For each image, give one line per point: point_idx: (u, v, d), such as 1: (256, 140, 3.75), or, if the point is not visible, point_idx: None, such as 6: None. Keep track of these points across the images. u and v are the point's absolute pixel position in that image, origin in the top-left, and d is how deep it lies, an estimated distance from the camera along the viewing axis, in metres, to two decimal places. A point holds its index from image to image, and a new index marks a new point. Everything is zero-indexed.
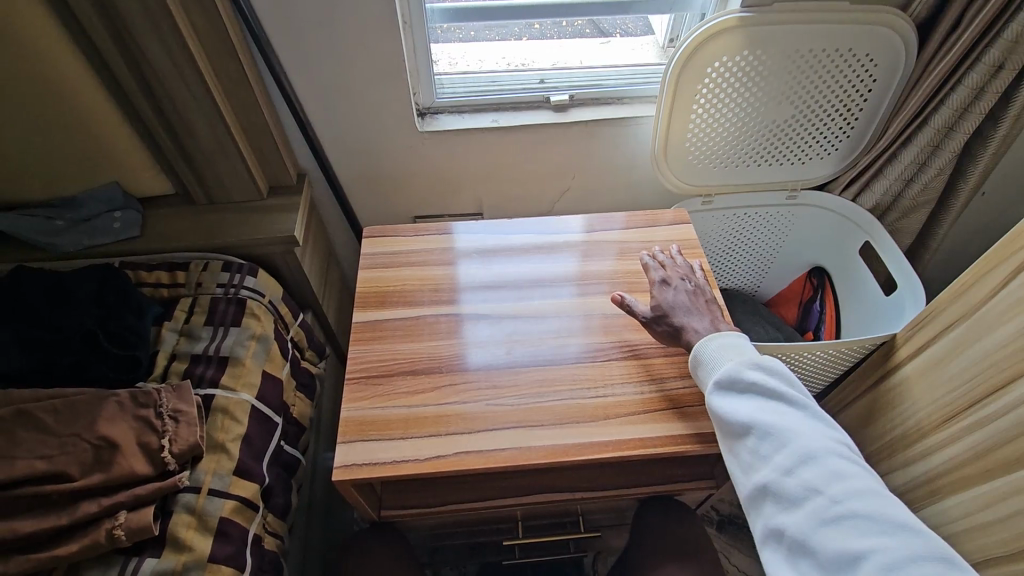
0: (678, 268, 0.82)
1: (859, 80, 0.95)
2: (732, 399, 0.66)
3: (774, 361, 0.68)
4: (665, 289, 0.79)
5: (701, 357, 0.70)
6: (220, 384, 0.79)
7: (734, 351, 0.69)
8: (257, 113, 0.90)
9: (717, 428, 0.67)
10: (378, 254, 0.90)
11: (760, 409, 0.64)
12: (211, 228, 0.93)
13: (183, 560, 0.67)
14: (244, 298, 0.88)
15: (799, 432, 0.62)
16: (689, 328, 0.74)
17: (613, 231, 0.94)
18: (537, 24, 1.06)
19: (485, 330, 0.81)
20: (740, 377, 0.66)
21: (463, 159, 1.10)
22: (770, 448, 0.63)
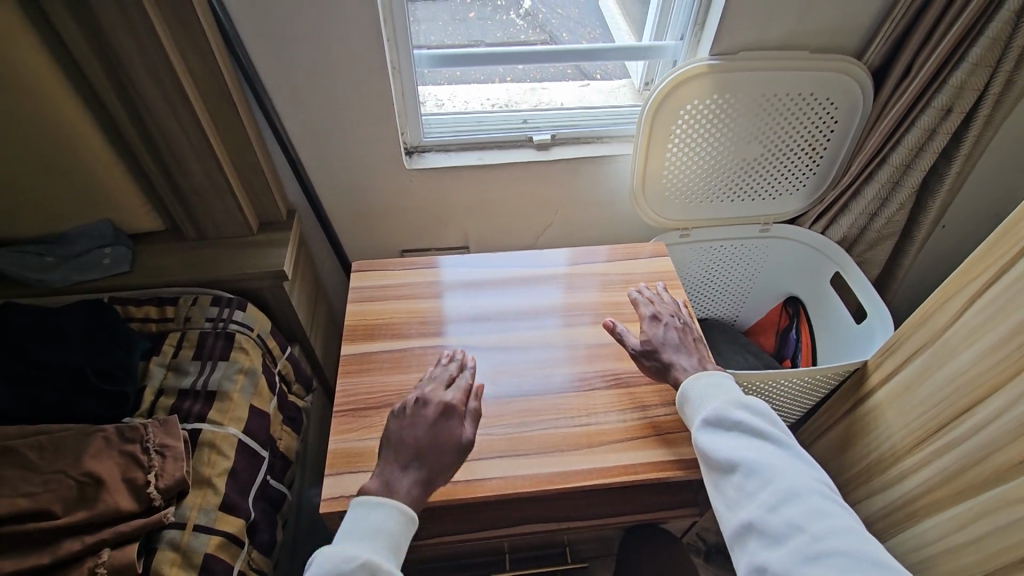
0: (667, 305, 0.85)
1: (822, 123, 1.02)
2: (720, 436, 0.68)
3: (759, 402, 0.70)
4: (655, 324, 0.82)
5: (687, 394, 0.73)
6: (208, 418, 0.79)
7: (720, 390, 0.72)
8: (249, 150, 0.93)
9: (705, 465, 0.69)
10: (367, 288, 0.92)
11: (745, 447, 0.66)
12: (202, 262, 0.96)
13: None
14: (233, 331, 0.88)
15: (782, 470, 0.64)
16: (677, 365, 0.76)
17: (596, 264, 0.98)
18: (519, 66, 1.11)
19: None
20: (724, 415, 0.69)
21: (450, 195, 1.14)
22: (755, 485, 0.64)
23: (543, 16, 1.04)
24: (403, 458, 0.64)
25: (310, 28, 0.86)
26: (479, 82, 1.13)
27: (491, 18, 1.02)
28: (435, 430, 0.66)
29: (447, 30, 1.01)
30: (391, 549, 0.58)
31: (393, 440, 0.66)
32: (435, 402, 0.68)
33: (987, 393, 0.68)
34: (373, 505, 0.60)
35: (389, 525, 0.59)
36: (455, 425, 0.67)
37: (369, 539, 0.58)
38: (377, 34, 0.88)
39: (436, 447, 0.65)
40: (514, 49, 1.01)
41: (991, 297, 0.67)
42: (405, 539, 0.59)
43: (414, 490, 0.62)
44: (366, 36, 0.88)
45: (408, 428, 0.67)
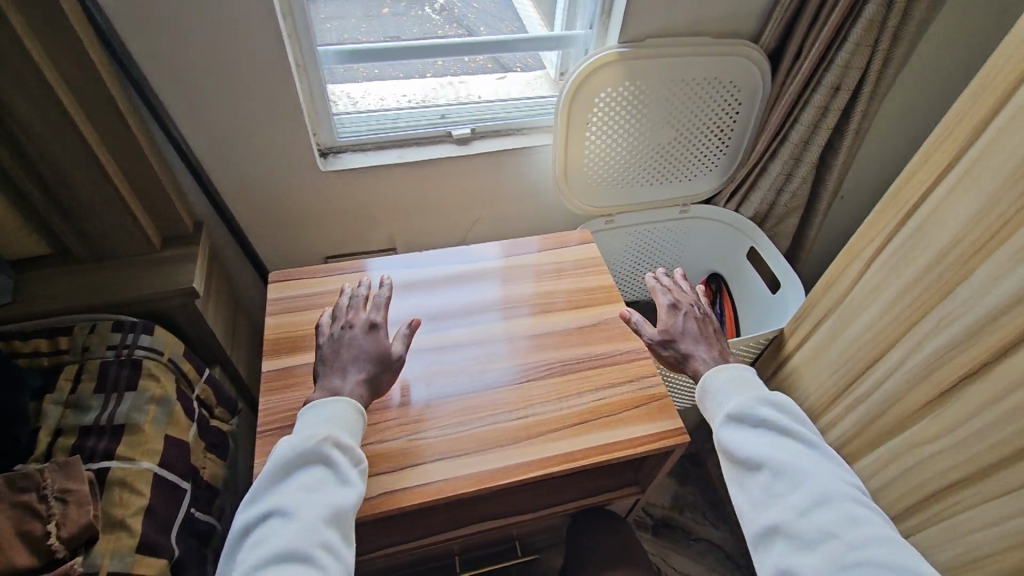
0: (686, 293, 0.83)
1: (727, 104, 1.07)
2: (745, 433, 0.65)
3: (787, 401, 0.67)
4: (674, 313, 0.79)
5: (710, 389, 0.70)
6: (117, 455, 0.72)
7: (746, 387, 0.69)
8: (145, 161, 0.86)
9: (729, 464, 0.65)
10: (286, 298, 0.88)
11: (773, 445, 0.63)
12: (100, 287, 0.87)
13: None
14: (140, 358, 0.81)
15: (813, 472, 0.60)
16: (696, 357, 0.74)
17: (531, 254, 0.98)
18: (439, 62, 1.08)
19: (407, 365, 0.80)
20: (751, 411, 0.65)
21: (372, 195, 1.11)
22: (784, 486, 0.60)
23: (459, 10, 1.01)
24: (342, 369, 0.70)
25: (200, 26, 0.80)
26: (397, 77, 1.09)
27: (406, 14, 0.98)
28: (364, 343, 0.72)
29: (361, 27, 0.97)
30: (347, 432, 0.64)
31: (328, 360, 0.71)
32: (359, 322, 0.74)
33: (888, 347, 0.73)
34: (324, 403, 0.66)
35: (342, 414, 0.65)
36: (381, 334, 0.74)
37: (326, 425, 0.64)
38: (275, 30, 0.83)
39: (370, 353, 0.72)
40: (419, 44, 0.99)
41: (884, 259, 0.73)
42: (358, 425, 0.66)
43: (360, 390, 0.69)
44: (262, 33, 0.83)
45: (339, 347, 0.72)
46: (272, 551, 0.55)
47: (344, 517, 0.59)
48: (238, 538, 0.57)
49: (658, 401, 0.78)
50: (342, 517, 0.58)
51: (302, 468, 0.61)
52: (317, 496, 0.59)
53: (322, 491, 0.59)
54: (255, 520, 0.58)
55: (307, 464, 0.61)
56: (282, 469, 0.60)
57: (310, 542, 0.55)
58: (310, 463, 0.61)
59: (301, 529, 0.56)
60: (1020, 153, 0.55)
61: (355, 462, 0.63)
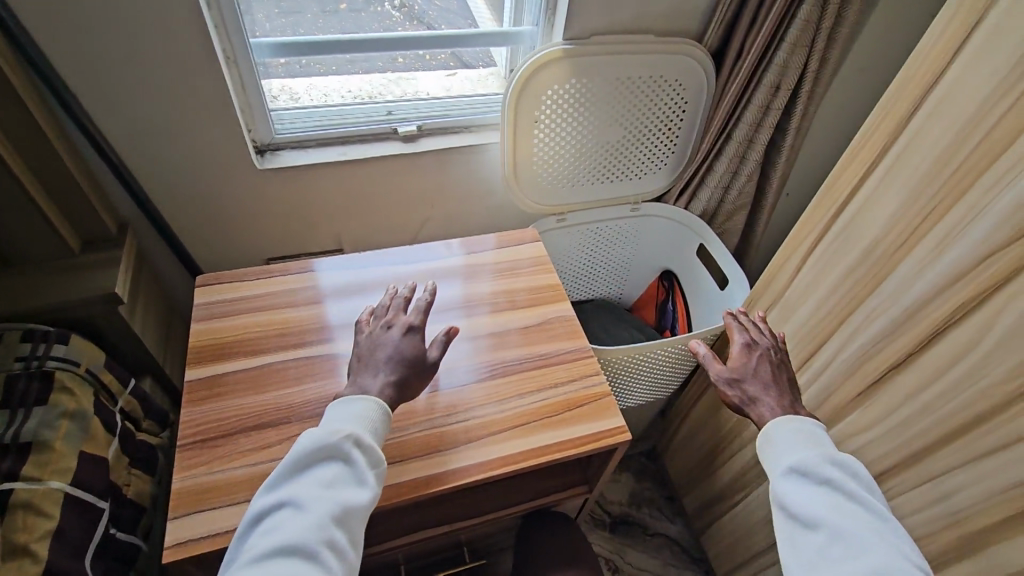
0: (764, 335, 0.76)
1: (674, 103, 1.07)
2: (804, 488, 0.59)
3: (861, 468, 0.60)
4: (749, 353, 0.73)
5: (773, 438, 0.64)
6: (21, 476, 0.66)
7: (816, 443, 0.62)
8: (58, 159, 0.80)
9: (784, 522, 0.59)
10: (214, 303, 0.83)
11: (836, 509, 0.56)
12: (7, 296, 0.81)
13: None
14: (51, 370, 0.75)
15: (878, 545, 0.53)
16: (763, 402, 0.68)
17: (487, 252, 0.96)
18: (400, 58, 1.06)
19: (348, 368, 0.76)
20: (817, 469, 0.59)
21: (314, 193, 1.06)
22: (839, 551, 0.54)
23: (419, 8, 0.99)
24: (374, 366, 0.67)
25: (114, 15, 0.75)
26: (358, 73, 1.06)
27: (364, 10, 0.95)
28: (402, 345, 0.69)
29: (318, 23, 0.94)
30: (372, 431, 0.61)
31: (362, 357, 0.69)
32: (398, 323, 0.71)
33: (823, 340, 0.75)
34: (353, 398, 0.63)
35: (368, 411, 0.62)
36: (420, 337, 0.70)
37: (351, 420, 0.61)
38: (199, 21, 0.78)
39: (404, 355, 0.68)
40: (367, 37, 0.95)
41: (818, 253, 0.74)
42: (384, 425, 0.62)
43: (388, 391, 0.65)
44: (186, 22, 0.78)
45: (376, 346, 0.69)
46: (277, 542, 0.52)
47: (354, 521, 0.56)
48: (249, 523, 0.56)
49: (601, 401, 0.77)
50: (352, 520, 0.56)
51: (320, 462, 0.58)
52: (333, 492, 0.56)
53: (336, 489, 0.57)
54: (270, 508, 0.56)
55: (326, 458, 0.58)
56: (299, 459, 0.58)
57: (317, 540, 0.53)
58: (330, 457, 0.58)
59: (313, 523, 0.53)
60: (939, 146, 0.56)
61: (376, 463, 0.60)
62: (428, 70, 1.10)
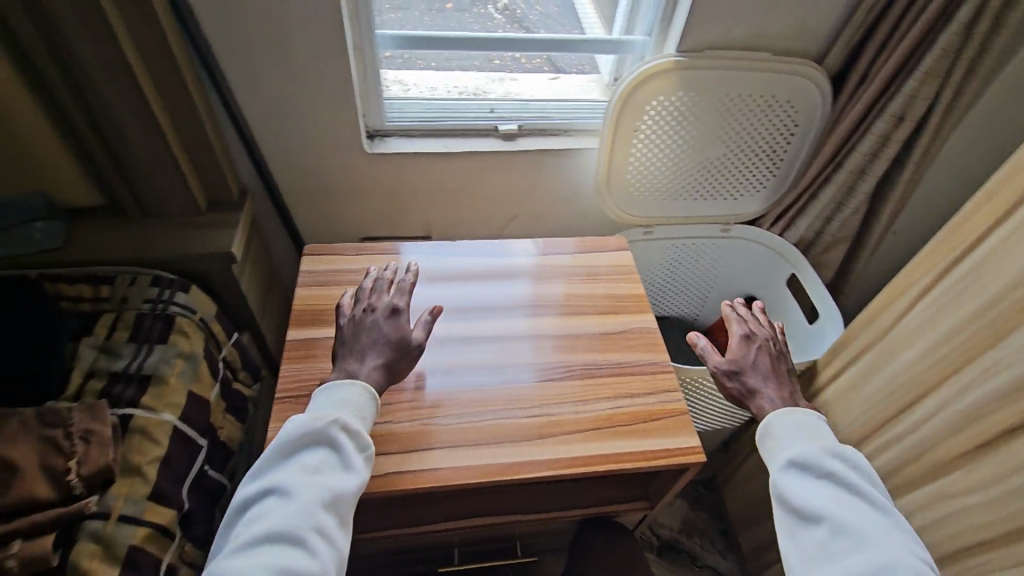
0: (762, 327, 0.80)
1: (783, 125, 1.04)
2: (807, 483, 0.65)
3: (858, 459, 0.67)
4: (747, 346, 0.77)
5: (772, 431, 0.70)
6: (141, 403, 0.75)
7: (813, 435, 0.69)
8: (199, 126, 0.89)
9: (785, 512, 0.65)
10: (318, 272, 0.89)
11: (835, 502, 0.63)
12: (142, 242, 0.90)
13: None
14: (173, 314, 0.84)
15: (875, 536, 0.60)
16: (760, 393, 0.73)
17: (564, 256, 0.96)
18: (495, 58, 1.11)
19: (427, 352, 0.79)
20: (818, 464, 0.65)
21: (412, 181, 1.12)
22: (840, 543, 0.60)
23: (522, 12, 1.02)
24: (360, 352, 0.70)
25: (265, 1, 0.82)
26: (453, 70, 1.11)
27: (468, 11, 1.00)
28: (386, 328, 0.72)
29: (423, 20, 0.99)
30: (356, 416, 0.65)
31: (347, 341, 0.72)
32: (381, 307, 0.74)
33: (929, 390, 0.70)
34: (338, 384, 0.67)
35: (353, 397, 0.66)
36: (403, 320, 0.73)
37: (336, 406, 0.65)
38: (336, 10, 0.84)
39: (389, 338, 0.71)
40: (464, 34, 0.99)
41: (934, 297, 0.69)
42: (369, 409, 0.66)
43: (376, 375, 0.69)
44: (323, 10, 0.84)
45: (359, 331, 0.72)
46: (267, 529, 0.58)
47: (342, 503, 0.61)
48: (239, 508, 0.61)
49: (677, 418, 0.76)
50: (340, 503, 0.60)
51: (307, 449, 0.63)
52: (319, 478, 0.61)
53: (323, 474, 0.61)
54: (258, 495, 0.61)
55: (314, 445, 0.63)
56: (288, 446, 0.63)
57: (304, 527, 0.58)
58: (315, 443, 0.63)
59: (301, 512, 0.58)
60: None
61: (363, 446, 0.64)
62: (521, 71, 1.14)
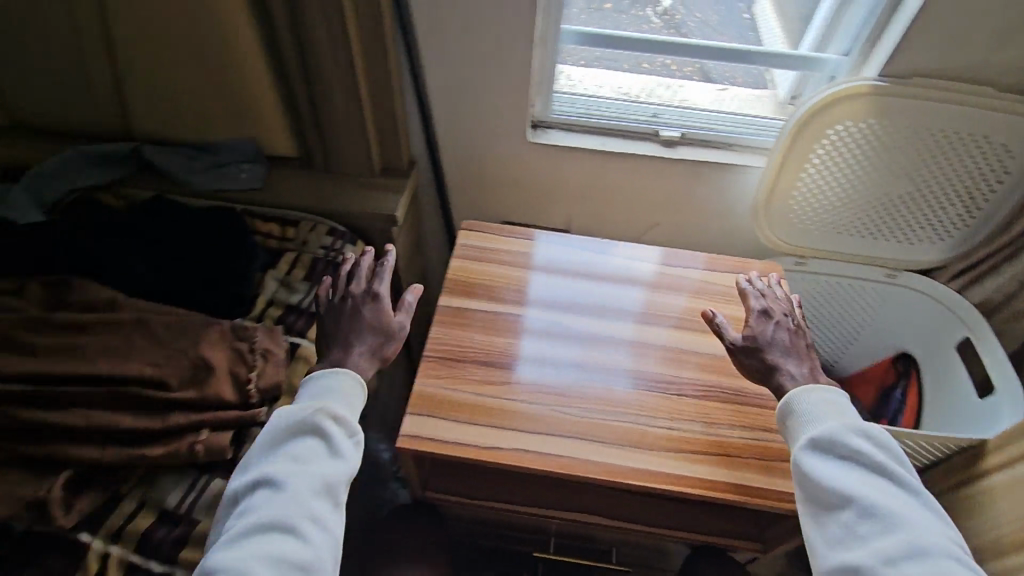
0: (780, 301, 0.77)
1: (990, 169, 0.92)
2: (834, 465, 0.62)
3: (879, 433, 0.65)
4: (763, 321, 0.74)
5: (795, 407, 0.67)
6: (307, 335, 0.84)
7: (834, 412, 0.66)
8: (389, 97, 0.97)
9: (804, 490, 0.63)
10: (471, 247, 0.91)
11: (863, 483, 0.61)
12: (323, 195, 1.01)
13: None
14: (342, 262, 0.93)
15: (908, 522, 0.58)
16: (783, 370, 0.71)
17: (695, 270, 0.91)
18: (644, 62, 1.08)
19: (544, 348, 0.80)
20: (843, 443, 0.63)
21: (565, 175, 1.13)
22: (869, 527, 0.59)
23: (681, 17, 0.99)
24: (347, 341, 0.72)
25: None
26: (604, 68, 1.10)
27: (626, 12, 0.99)
28: (367, 315, 0.73)
29: (581, 18, 1.00)
30: (342, 404, 0.66)
31: (331, 330, 0.73)
32: (360, 294, 0.75)
33: None
34: (326, 373, 0.68)
35: (338, 385, 0.68)
36: (382, 306, 0.74)
37: (322, 397, 0.67)
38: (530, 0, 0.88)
39: (372, 325, 0.73)
40: (617, 34, 0.99)
41: None
42: (357, 397, 0.68)
43: (365, 361, 0.71)
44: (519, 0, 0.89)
45: (341, 319, 0.73)
46: (261, 519, 0.59)
47: (332, 488, 0.63)
48: (232, 500, 0.63)
49: None
50: (330, 489, 0.62)
51: (296, 437, 0.65)
52: (309, 467, 0.63)
53: (313, 463, 0.63)
54: (250, 485, 0.62)
55: (303, 436, 0.65)
56: (280, 438, 0.65)
57: (295, 515, 0.59)
58: (305, 433, 0.65)
59: (293, 501, 0.60)
60: None
61: (350, 432, 0.66)
62: (674, 78, 1.10)
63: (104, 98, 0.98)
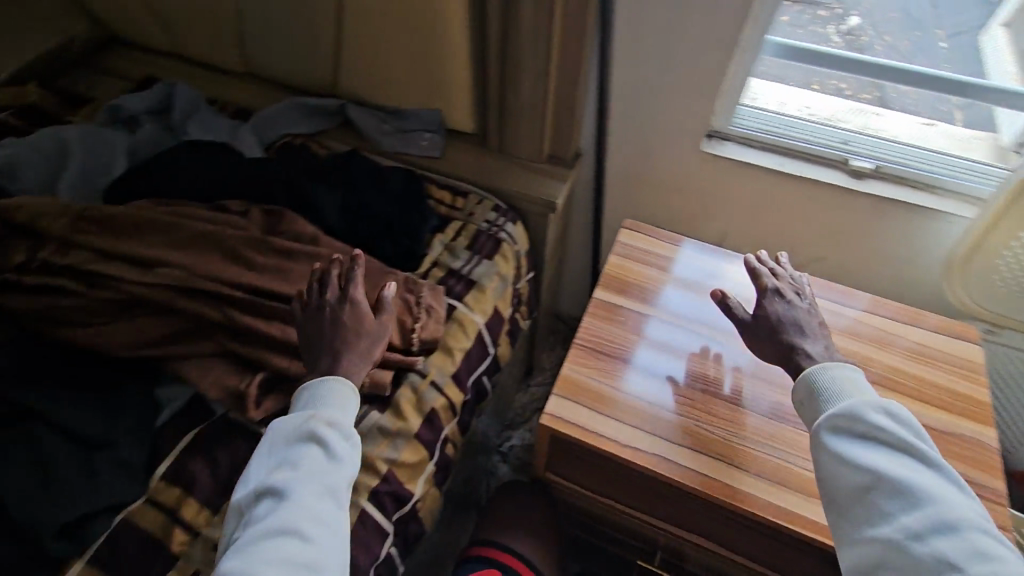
0: (791, 279, 0.78)
1: None
2: (854, 443, 0.60)
3: (902, 410, 0.61)
4: (775, 300, 0.75)
5: (815, 385, 0.66)
6: (464, 300, 0.87)
7: (855, 391, 0.64)
8: (573, 87, 1.00)
9: (824, 471, 0.61)
10: (634, 245, 0.91)
11: (884, 458, 0.58)
12: (491, 172, 1.06)
13: (398, 426, 0.73)
14: (502, 237, 0.98)
15: (937, 496, 0.55)
16: (800, 349, 0.70)
17: (847, 311, 0.88)
18: (815, 83, 1.02)
19: (655, 362, 0.79)
20: (862, 419, 0.60)
21: (734, 192, 1.07)
22: (895, 502, 0.55)
23: (866, 39, 0.96)
24: (330, 353, 0.67)
25: None
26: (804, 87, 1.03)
27: (803, 27, 0.96)
28: (347, 319, 0.69)
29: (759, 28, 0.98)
30: (338, 410, 0.62)
31: (313, 337, 0.69)
32: (335, 298, 0.70)
33: None
34: (317, 383, 0.64)
35: (330, 392, 0.63)
36: (360, 307, 0.71)
37: (318, 404, 0.62)
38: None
39: (356, 328, 0.69)
40: (812, 48, 0.97)
41: None
42: (351, 403, 0.63)
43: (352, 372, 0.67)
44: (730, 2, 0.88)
45: (320, 325, 0.69)
46: (262, 529, 0.54)
47: (337, 491, 0.58)
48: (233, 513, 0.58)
49: None
50: (334, 491, 0.58)
51: (293, 446, 0.59)
52: (309, 473, 0.58)
53: (311, 471, 0.58)
54: (249, 497, 0.57)
55: (299, 443, 0.60)
56: (277, 448, 0.60)
57: (297, 523, 0.54)
58: (302, 441, 0.59)
59: (294, 509, 0.55)
60: None
61: (348, 435, 0.61)
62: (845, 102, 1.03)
63: (323, 58, 1.10)
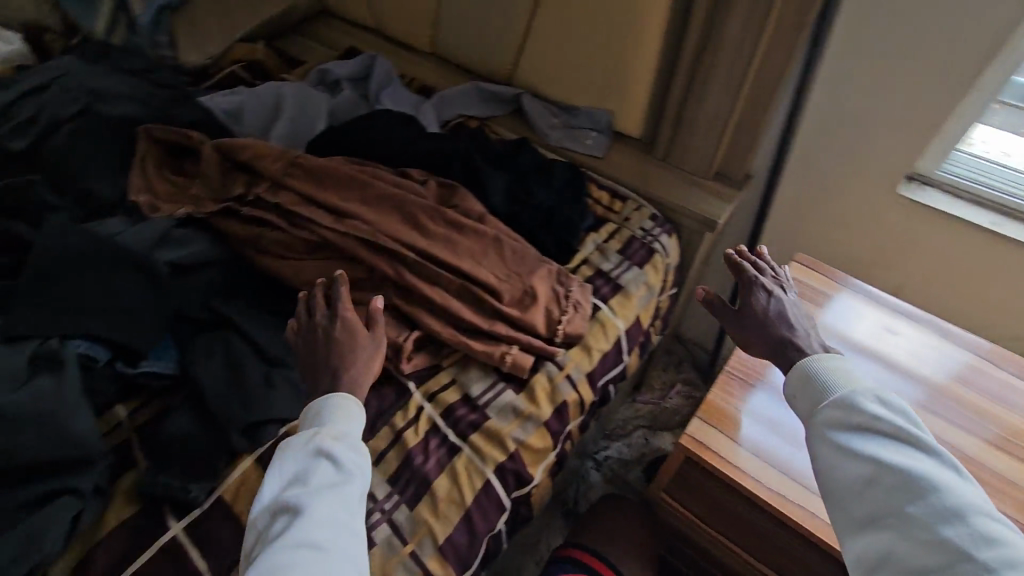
0: (774, 274, 0.77)
1: None
2: (853, 436, 0.55)
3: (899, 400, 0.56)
4: (762, 294, 0.73)
5: (813, 380, 0.61)
6: (609, 302, 0.87)
7: (850, 383, 0.59)
8: (764, 103, 0.95)
9: (826, 469, 0.56)
10: (805, 283, 0.91)
11: (882, 449, 0.53)
12: (653, 180, 1.04)
13: (530, 410, 0.75)
14: (656, 247, 0.96)
15: (935, 480, 0.50)
16: (793, 342, 0.68)
17: None
18: None
19: (766, 409, 0.77)
20: (860, 410, 0.56)
21: (923, 246, 0.96)
22: (896, 495, 0.50)
23: None
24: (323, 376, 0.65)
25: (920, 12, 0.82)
26: None
27: None
28: (342, 338, 0.68)
29: None
30: (344, 425, 0.57)
31: (311, 361, 0.67)
32: (329, 318, 0.69)
33: None
34: (321, 402, 0.60)
35: (333, 408, 0.59)
36: (353, 325, 0.69)
37: (324, 422, 0.58)
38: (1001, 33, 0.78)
39: (351, 348, 0.67)
40: None
41: None
42: (354, 415, 0.59)
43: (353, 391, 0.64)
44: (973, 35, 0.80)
45: (318, 345, 0.68)
46: (272, 549, 0.46)
47: (352, 508, 0.52)
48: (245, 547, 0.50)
49: None
50: (347, 506, 0.51)
51: (299, 466, 0.53)
52: (320, 489, 0.51)
53: (323, 486, 0.52)
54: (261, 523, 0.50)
55: (304, 462, 0.53)
56: (280, 472, 0.53)
57: (311, 537, 0.47)
58: (308, 458, 0.54)
59: (308, 523, 0.48)
60: None
61: (358, 448, 0.56)
62: None
63: (507, 48, 1.14)
